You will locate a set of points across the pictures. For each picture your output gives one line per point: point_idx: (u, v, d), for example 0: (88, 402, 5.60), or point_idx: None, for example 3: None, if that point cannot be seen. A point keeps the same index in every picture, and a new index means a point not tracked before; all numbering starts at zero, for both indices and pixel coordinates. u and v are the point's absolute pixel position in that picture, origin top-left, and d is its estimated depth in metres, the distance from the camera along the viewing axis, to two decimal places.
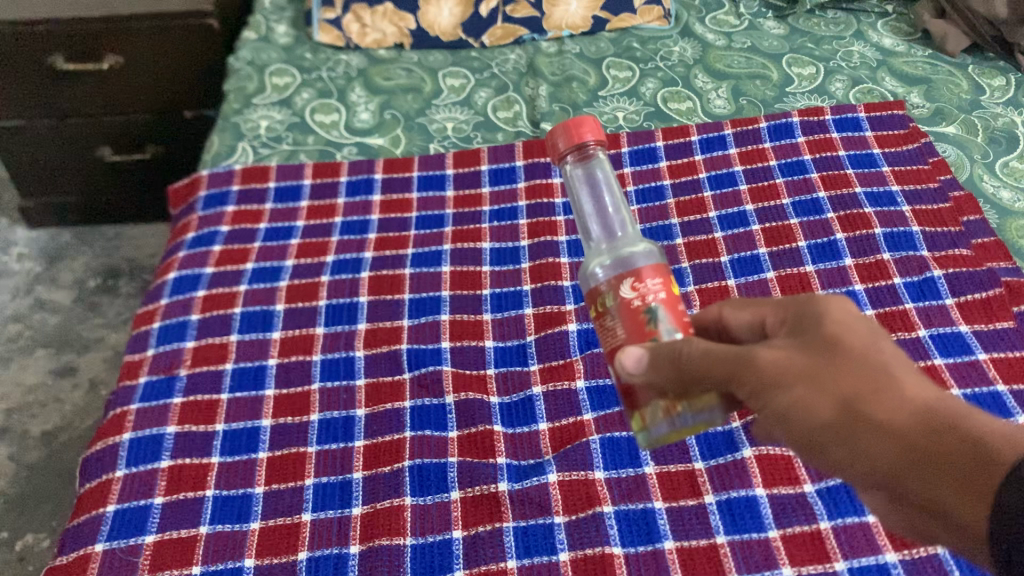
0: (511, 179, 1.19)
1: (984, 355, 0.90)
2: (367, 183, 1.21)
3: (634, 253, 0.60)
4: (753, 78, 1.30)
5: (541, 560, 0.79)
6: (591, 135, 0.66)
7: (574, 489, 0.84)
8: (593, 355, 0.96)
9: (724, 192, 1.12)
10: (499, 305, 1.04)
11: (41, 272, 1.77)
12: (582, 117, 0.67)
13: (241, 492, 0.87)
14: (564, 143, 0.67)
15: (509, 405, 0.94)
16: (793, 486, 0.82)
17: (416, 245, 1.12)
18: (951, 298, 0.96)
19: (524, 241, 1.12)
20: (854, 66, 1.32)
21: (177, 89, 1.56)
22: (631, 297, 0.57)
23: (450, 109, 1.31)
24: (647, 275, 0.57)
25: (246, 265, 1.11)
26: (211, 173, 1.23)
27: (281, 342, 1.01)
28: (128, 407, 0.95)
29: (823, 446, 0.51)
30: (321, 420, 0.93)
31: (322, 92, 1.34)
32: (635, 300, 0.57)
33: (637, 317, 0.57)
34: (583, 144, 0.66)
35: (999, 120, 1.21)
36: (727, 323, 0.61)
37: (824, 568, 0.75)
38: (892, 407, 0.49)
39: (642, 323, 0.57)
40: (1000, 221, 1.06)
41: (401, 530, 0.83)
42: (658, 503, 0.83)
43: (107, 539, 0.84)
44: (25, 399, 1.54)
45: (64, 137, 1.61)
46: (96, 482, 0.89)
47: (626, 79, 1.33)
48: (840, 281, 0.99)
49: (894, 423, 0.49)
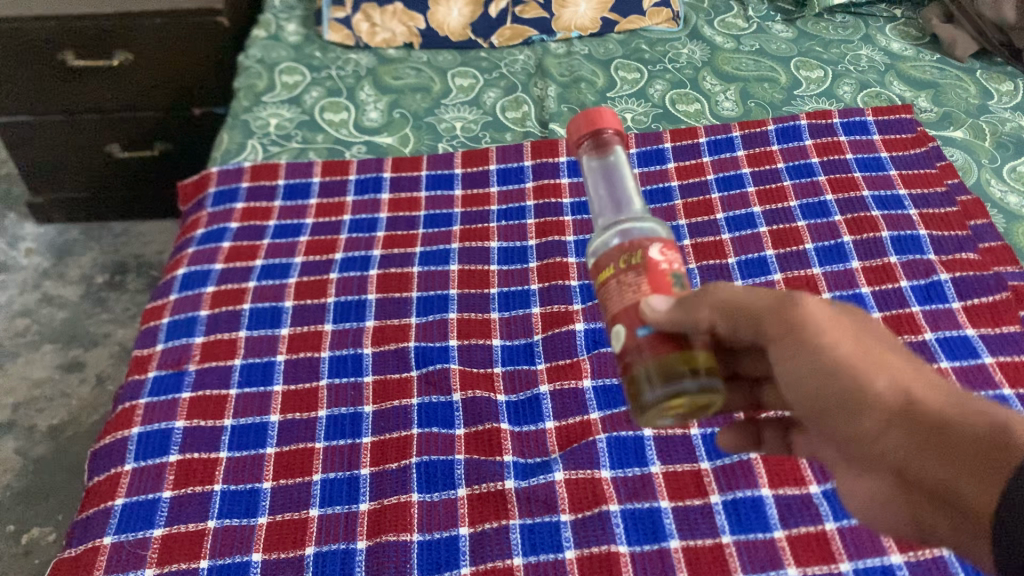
0: (519, 179, 1.20)
1: (991, 359, 0.90)
2: (375, 181, 1.21)
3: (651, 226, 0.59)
4: (761, 81, 1.31)
5: (547, 558, 0.79)
6: (611, 125, 0.64)
7: (581, 487, 0.85)
8: (600, 355, 0.96)
9: (731, 194, 1.13)
10: (507, 304, 1.04)
11: (49, 267, 1.78)
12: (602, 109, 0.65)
13: (249, 487, 0.88)
14: (581, 129, 0.65)
15: (516, 404, 0.94)
16: (798, 487, 0.82)
17: (424, 243, 1.13)
18: (958, 302, 0.96)
19: (532, 241, 1.12)
20: (862, 69, 1.32)
21: (187, 87, 1.56)
22: (660, 259, 0.55)
23: (459, 109, 1.32)
24: (672, 246, 0.57)
25: (255, 262, 1.12)
26: (220, 170, 1.23)
27: (289, 339, 1.02)
28: (137, 401, 0.96)
29: (850, 408, 0.54)
30: (329, 416, 0.93)
31: (331, 91, 1.34)
32: (664, 262, 0.55)
33: (662, 277, 0.55)
34: (602, 131, 0.64)
35: (1007, 125, 1.21)
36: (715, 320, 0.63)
37: (829, 569, 0.76)
38: (925, 391, 0.54)
39: (666, 284, 0.55)
40: (1008, 225, 1.07)
41: (408, 526, 0.83)
42: (664, 502, 0.83)
43: (116, 532, 0.84)
44: (32, 393, 1.55)
45: (74, 133, 1.62)
46: (105, 476, 0.90)
47: (634, 81, 1.33)
48: (847, 284, 0.99)
49: (926, 404, 0.53)
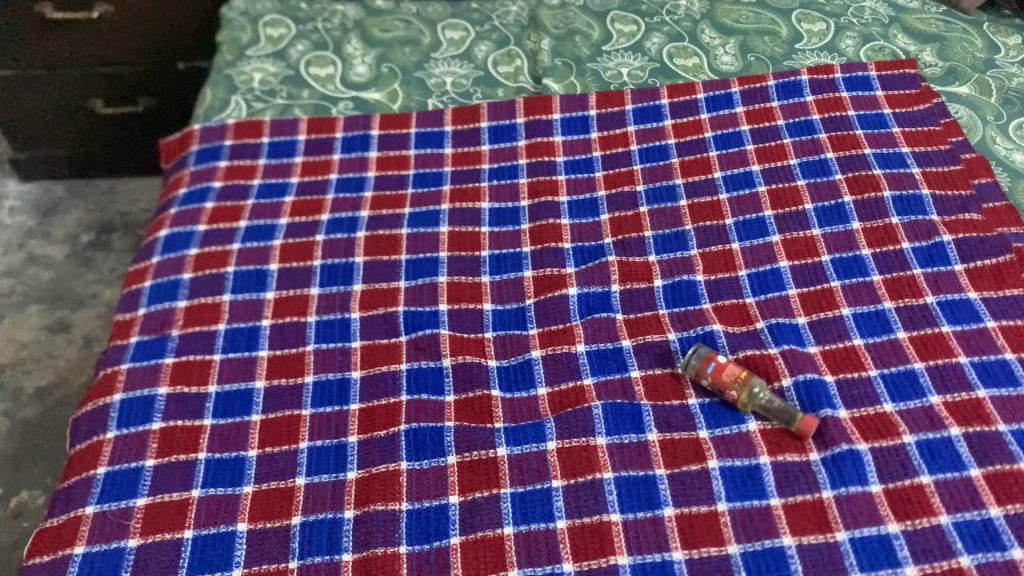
0: (512, 136, 1.17)
1: (993, 323, 0.88)
2: (363, 139, 1.18)
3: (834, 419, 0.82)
4: (761, 34, 1.26)
5: (538, 527, 0.78)
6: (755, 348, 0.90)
7: (717, 360, 0.86)
8: (594, 320, 0.94)
9: (729, 152, 1.09)
10: (498, 267, 1.02)
11: (34, 226, 1.74)
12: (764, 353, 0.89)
13: (234, 455, 0.86)
14: (739, 324, 0.93)
15: (508, 370, 0.92)
16: (798, 454, 0.80)
17: (413, 204, 1.10)
18: (960, 264, 0.94)
19: (524, 201, 1.09)
20: (865, 22, 1.28)
21: (171, 40, 1.53)
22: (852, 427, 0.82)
23: (449, 63, 1.27)
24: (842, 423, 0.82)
25: (239, 223, 1.09)
26: (203, 128, 1.20)
27: (275, 303, 0.99)
28: (119, 366, 0.94)
29: None
30: (316, 382, 0.91)
31: (317, 44, 1.29)
32: (854, 429, 0.81)
33: (864, 425, 0.82)
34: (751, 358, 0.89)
35: (1014, 80, 1.17)
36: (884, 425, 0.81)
37: (825, 538, 0.74)
38: None
39: (867, 426, 0.81)
40: (1012, 184, 1.04)
41: (397, 495, 0.82)
42: (792, 405, 0.83)
43: (99, 501, 0.83)
44: (19, 355, 1.53)
45: (53, 89, 1.57)
46: (87, 444, 0.88)
47: (631, 34, 1.28)
48: (847, 246, 0.97)
49: None
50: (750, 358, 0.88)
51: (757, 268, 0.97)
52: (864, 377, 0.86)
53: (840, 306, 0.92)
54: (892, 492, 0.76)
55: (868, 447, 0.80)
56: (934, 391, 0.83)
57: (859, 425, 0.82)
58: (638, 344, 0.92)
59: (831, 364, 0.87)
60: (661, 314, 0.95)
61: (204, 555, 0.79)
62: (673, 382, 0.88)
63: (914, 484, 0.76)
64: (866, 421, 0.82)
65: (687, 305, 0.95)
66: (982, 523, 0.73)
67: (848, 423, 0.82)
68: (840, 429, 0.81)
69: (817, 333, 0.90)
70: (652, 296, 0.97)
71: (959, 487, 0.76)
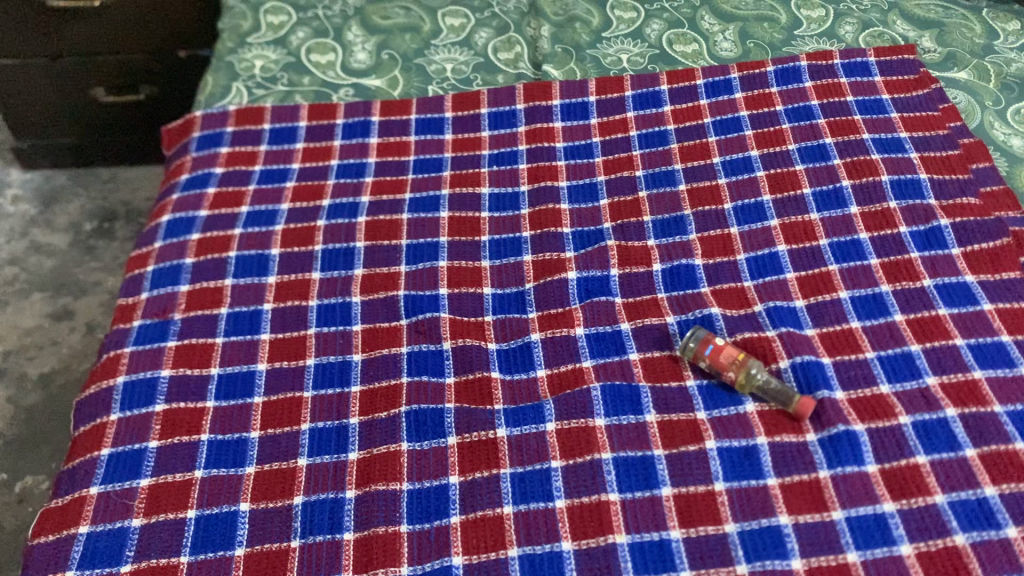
0: (512, 123, 1.17)
1: (990, 306, 0.88)
2: (364, 126, 1.18)
3: (833, 401, 0.82)
4: (761, 20, 1.26)
5: (537, 507, 0.79)
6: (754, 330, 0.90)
7: (715, 342, 0.86)
8: (593, 304, 0.95)
9: (729, 137, 1.10)
10: (498, 251, 1.03)
11: (36, 214, 1.75)
12: (762, 335, 0.89)
13: (236, 437, 0.87)
14: (737, 306, 0.93)
15: (508, 353, 0.93)
16: (796, 435, 0.81)
17: (413, 190, 1.10)
18: (957, 248, 0.94)
19: (524, 187, 1.10)
20: (865, 8, 1.27)
21: (173, 31, 1.54)
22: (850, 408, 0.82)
23: (449, 50, 1.27)
24: (840, 404, 0.83)
25: (241, 208, 1.09)
26: (204, 114, 1.21)
27: (276, 287, 1.00)
28: (122, 349, 0.95)
29: None
30: (317, 364, 0.92)
31: (318, 31, 1.28)
32: (852, 409, 0.82)
33: (862, 405, 0.82)
34: (749, 339, 0.89)
35: (1013, 65, 1.18)
36: (883, 406, 0.82)
37: (821, 517, 0.75)
38: None
39: (866, 407, 0.82)
40: (1010, 168, 1.04)
41: (398, 475, 0.82)
42: (789, 386, 0.84)
43: (102, 482, 0.84)
44: (22, 342, 1.54)
45: (55, 78, 1.58)
46: (91, 425, 0.89)
47: (631, 20, 1.28)
48: (845, 230, 0.97)
49: None
50: (748, 340, 0.89)
51: (755, 252, 0.98)
52: (861, 359, 0.86)
53: (838, 289, 0.92)
54: (890, 471, 0.77)
55: (865, 427, 0.80)
56: (931, 373, 0.84)
57: (857, 406, 0.82)
58: (637, 327, 0.92)
59: (828, 347, 0.88)
60: (660, 297, 0.95)
61: (207, 535, 0.80)
62: (671, 365, 0.89)
63: (910, 464, 0.77)
64: (865, 403, 0.82)
65: (686, 290, 0.96)
66: (977, 502, 0.74)
67: (847, 404, 0.83)
68: (837, 410, 0.82)
69: (814, 316, 0.91)
70: (651, 280, 0.97)
71: (954, 466, 0.77)
